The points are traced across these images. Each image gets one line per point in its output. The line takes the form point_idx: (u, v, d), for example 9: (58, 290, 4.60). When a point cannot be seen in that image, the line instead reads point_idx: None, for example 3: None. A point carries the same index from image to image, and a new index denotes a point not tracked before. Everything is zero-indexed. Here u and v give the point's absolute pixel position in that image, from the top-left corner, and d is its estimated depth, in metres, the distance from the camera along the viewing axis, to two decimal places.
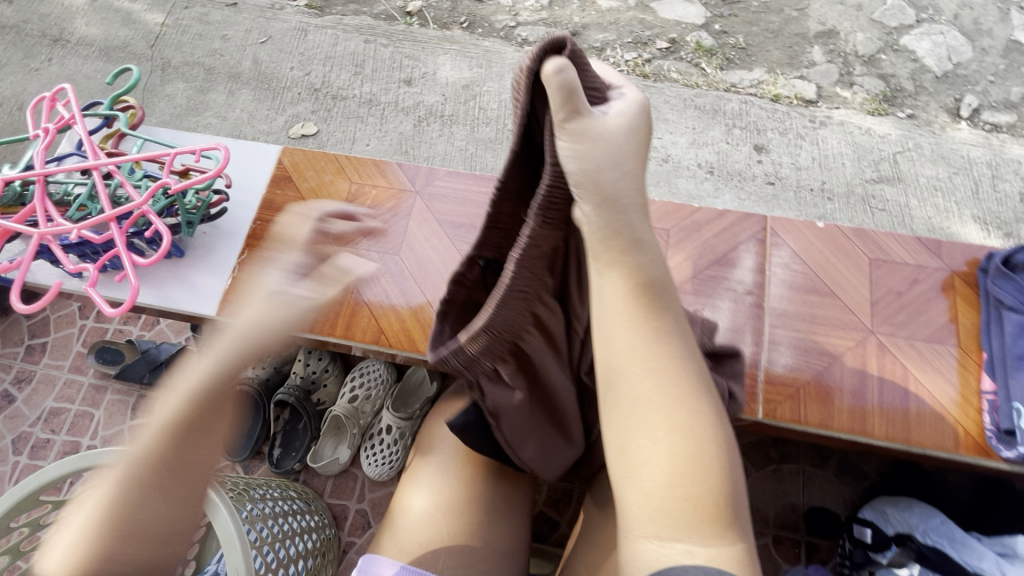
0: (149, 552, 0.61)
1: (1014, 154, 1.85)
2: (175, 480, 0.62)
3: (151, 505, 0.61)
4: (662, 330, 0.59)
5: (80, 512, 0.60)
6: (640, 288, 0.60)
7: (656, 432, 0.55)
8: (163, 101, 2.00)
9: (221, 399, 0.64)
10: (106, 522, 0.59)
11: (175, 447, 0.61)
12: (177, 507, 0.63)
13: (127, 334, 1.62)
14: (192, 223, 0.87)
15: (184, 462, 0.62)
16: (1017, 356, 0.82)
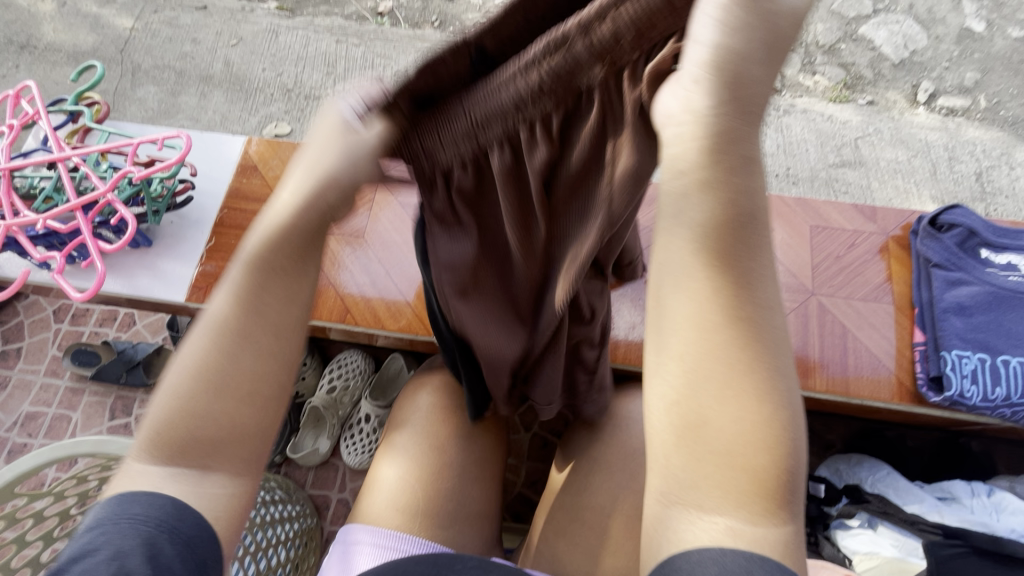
0: (246, 431, 0.48)
1: (969, 136, 1.93)
2: (262, 356, 0.48)
3: (247, 369, 0.48)
4: (743, 277, 0.42)
5: (173, 388, 0.48)
6: (729, 223, 0.42)
7: (727, 394, 0.42)
8: (134, 105, 2.01)
9: (294, 250, 0.49)
10: (202, 388, 0.47)
11: (255, 307, 0.48)
12: (264, 368, 0.48)
13: (104, 336, 1.62)
14: (158, 211, 0.91)
15: (268, 328, 0.48)
16: (943, 307, 0.88)
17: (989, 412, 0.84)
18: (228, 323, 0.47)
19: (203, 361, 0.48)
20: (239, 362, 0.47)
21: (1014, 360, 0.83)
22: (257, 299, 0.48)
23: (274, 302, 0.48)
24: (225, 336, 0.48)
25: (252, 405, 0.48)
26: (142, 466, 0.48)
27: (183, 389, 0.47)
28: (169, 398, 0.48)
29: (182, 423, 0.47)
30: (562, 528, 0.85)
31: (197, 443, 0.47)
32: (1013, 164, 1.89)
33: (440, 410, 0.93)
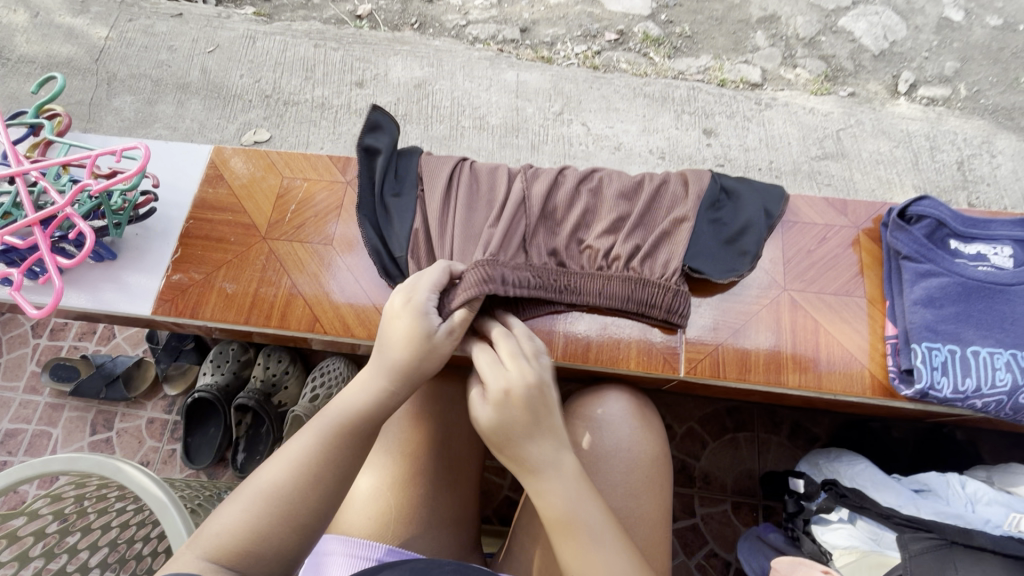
0: (287, 550, 0.64)
1: (949, 126, 1.93)
2: (333, 494, 0.68)
3: (318, 501, 0.67)
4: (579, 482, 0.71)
5: (252, 501, 0.65)
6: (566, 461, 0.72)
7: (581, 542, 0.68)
8: (111, 115, 1.99)
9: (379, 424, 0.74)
10: (278, 508, 0.65)
11: (342, 459, 0.69)
12: (322, 503, 0.67)
13: (83, 350, 1.59)
14: (121, 224, 0.91)
15: (342, 473, 0.69)
16: (913, 299, 0.88)
17: (961, 404, 0.83)
18: (313, 466, 0.68)
19: (278, 485, 0.66)
20: (317, 495, 0.67)
21: (983, 351, 0.83)
22: (342, 451, 0.70)
23: (357, 459, 0.71)
24: (308, 469, 0.67)
25: (305, 536, 0.65)
26: (195, 560, 0.60)
27: (263, 502, 0.65)
28: (246, 507, 0.64)
29: (247, 530, 0.63)
30: (534, 533, 0.83)
31: (252, 552, 0.62)
32: (994, 152, 1.90)
33: (415, 416, 0.92)
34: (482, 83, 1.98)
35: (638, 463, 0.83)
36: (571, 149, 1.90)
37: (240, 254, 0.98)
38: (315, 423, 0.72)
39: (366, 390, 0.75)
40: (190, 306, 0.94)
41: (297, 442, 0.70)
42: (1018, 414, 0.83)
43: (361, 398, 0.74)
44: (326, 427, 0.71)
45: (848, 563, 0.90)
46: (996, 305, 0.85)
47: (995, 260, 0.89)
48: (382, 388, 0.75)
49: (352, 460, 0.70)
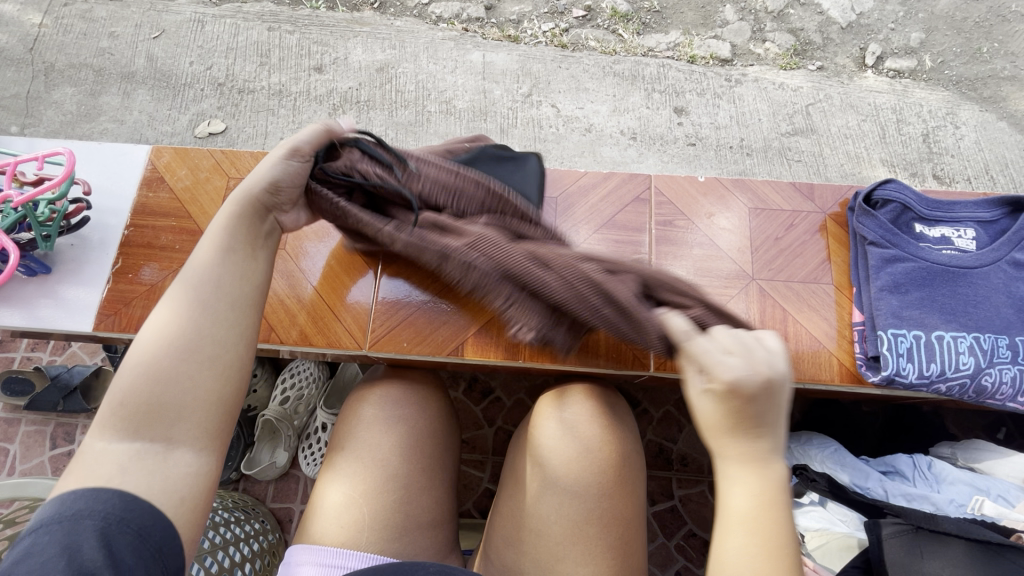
0: (206, 393, 0.66)
1: (916, 98, 1.94)
2: (207, 316, 0.69)
3: (195, 336, 0.67)
4: (757, 463, 0.61)
5: (125, 395, 0.63)
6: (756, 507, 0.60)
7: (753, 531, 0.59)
8: (50, 109, 1.86)
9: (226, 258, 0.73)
10: (172, 363, 0.65)
11: (207, 296, 0.70)
12: (213, 334, 0.68)
13: (36, 361, 1.51)
14: (49, 235, 0.87)
15: (226, 306, 0.71)
16: (879, 286, 0.88)
17: (927, 388, 0.85)
18: (193, 314, 0.68)
19: (145, 377, 0.64)
20: (208, 335, 0.68)
21: (947, 335, 0.84)
22: (202, 303, 0.70)
23: (220, 285, 0.71)
24: (172, 342, 0.66)
25: (222, 371, 0.67)
26: (111, 445, 0.61)
27: (141, 371, 0.64)
28: (119, 408, 0.63)
29: (143, 415, 0.62)
30: (510, 536, 0.81)
31: (170, 402, 0.64)
32: (958, 124, 1.91)
33: (381, 422, 0.88)
34: (447, 66, 1.91)
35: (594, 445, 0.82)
36: (542, 132, 1.85)
37: (186, 262, 0.94)
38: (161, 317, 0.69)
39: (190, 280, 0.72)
40: (136, 319, 0.90)
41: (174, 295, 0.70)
42: (981, 395, 0.85)
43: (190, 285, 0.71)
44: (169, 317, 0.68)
45: (820, 546, 0.93)
46: (959, 289, 0.87)
47: (958, 242, 0.90)
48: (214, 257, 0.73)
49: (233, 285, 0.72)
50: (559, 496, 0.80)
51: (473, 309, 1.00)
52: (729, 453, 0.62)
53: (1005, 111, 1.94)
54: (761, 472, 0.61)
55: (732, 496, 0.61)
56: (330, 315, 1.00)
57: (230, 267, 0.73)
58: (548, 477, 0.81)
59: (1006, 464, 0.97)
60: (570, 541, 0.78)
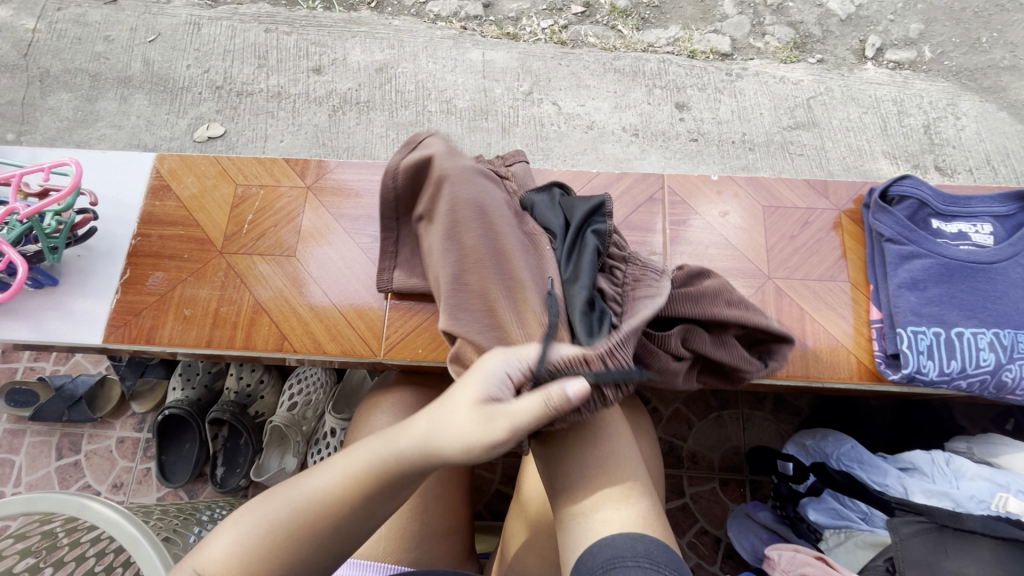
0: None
1: (917, 89, 1.93)
2: (329, 545, 0.60)
3: (303, 557, 0.60)
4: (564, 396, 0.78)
5: (220, 558, 0.60)
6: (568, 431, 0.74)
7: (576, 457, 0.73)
8: (47, 115, 1.84)
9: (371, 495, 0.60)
10: (268, 570, 0.59)
11: (337, 527, 0.60)
12: (327, 547, 0.61)
13: (40, 371, 1.50)
14: (57, 247, 0.86)
15: (347, 526, 0.61)
16: (897, 283, 0.88)
17: (947, 384, 0.84)
18: (323, 514, 0.60)
19: (249, 545, 0.60)
20: (318, 539, 0.60)
21: (967, 331, 0.84)
22: (321, 526, 0.60)
23: (347, 516, 0.60)
24: (281, 551, 0.59)
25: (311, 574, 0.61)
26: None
27: (241, 547, 0.59)
28: (208, 563, 0.60)
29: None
30: (530, 540, 0.83)
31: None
32: (958, 115, 1.91)
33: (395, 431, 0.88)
34: (446, 65, 1.89)
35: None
36: (543, 130, 1.84)
37: (196, 271, 0.93)
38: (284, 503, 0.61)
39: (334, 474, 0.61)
40: (146, 330, 0.90)
41: (318, 474, 0.62)
42: (1002, 391, 0.85)
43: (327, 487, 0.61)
44: (286, 509, 0.60)
45: (839, 543, 0.95)
46: (978, 284, 0.86)
47: (976, 238, 0.90)
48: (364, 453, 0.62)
49: (358, 504, 0.60)
50: None
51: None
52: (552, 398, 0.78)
53: (1004, 101, 1.93)
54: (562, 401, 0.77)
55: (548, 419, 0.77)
56: (344, 323, 0.93)
57: (375, 501, 0.61)
58: None
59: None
60: None
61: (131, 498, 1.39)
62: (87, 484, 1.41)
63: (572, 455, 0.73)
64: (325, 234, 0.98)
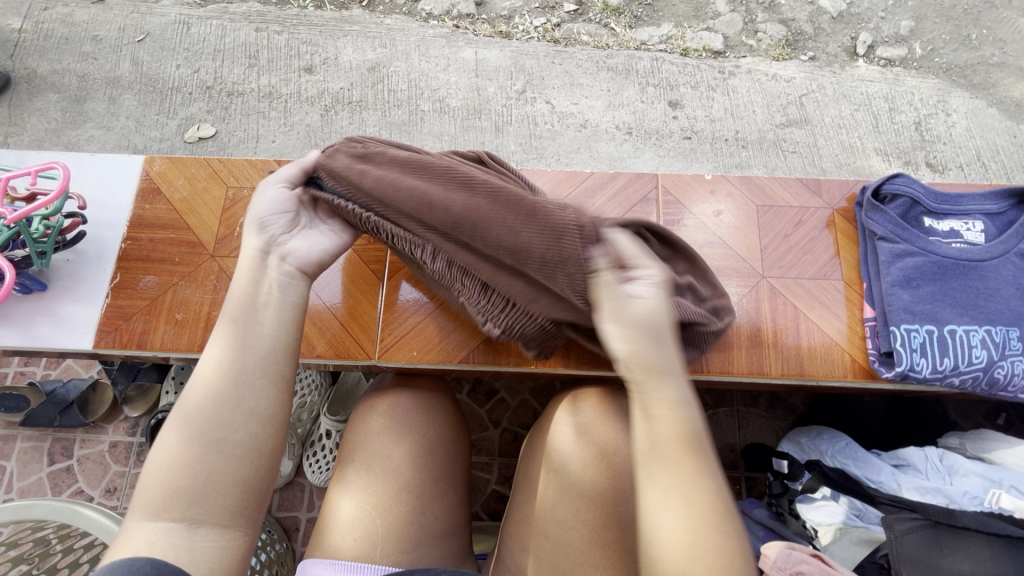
0: (229, 477, 0.63)
1: (908, 85, 1.94)
2: (229, 404, 0.65)
3: (214, 416, 0.65)
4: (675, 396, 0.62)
5: (155, 474, 0.62)
6: (681, 438, 0.61)
7: (682, 492, 0.60)
8: (34, 116, 1.81)
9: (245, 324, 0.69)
10: (192, 446, 0.63)
11: (231, 365, 0.68)
12: (234, 410, 0.65)
13: (30, 375, 1.48)
14: (45, 251, 0.85)
15: (244, 375, 0.67)
16: (890, 281, 0.88)
17: (940, 382, 0.85)
18: (224, 379, 0.67)
19: (174, 459, 0.63)
20: (234, 413, 0.65)
21: (960, 329, 0.84)
22: (221, 385, 0.66)
23: (242, 356, 0.68)
24: (200, 422, 0.64)
25: (237, 453, 0.64)
26: (143, 524, 0.60)
27: (167, 449, 0.63)
28: (146, 484, 0.62)
29: (171, 496, 0.61)
30: (524, 541, 0.81)
31: (185, 485, 0.62)
32: (949, 111, 1.92)
33: (388, 433, 0.87)
34: (439, 64, 1.88)
35: (598, 436, 0.82)
36: (537, 129, 1.83)
37: (187, 274, 0.92)
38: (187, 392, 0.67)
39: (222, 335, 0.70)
40: (137, 334, 0.89)
41: (211, 349, 0.69)
42: (994, 388, 0.85)
43: (222, 346, 0.69)
44: (192, 393, 0.67)
45: (833, 540, 0.96)
46: (971, 282, 0.87)
47: (968, 236, 0.90)
48: (234, 327, 0.70)
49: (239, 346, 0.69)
50: (575, 500, 0.79)
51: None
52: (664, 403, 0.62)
53: (994, 97, 1.95)
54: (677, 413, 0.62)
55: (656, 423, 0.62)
56: (338, 326, 0.99)
57: (251, 336, 0.69)
58: (564, 480, 0.81)
59: (1014, 453, 0.98)
60: (589, 546, 0.77)
61: (124, 502, 1.38)
62: (80, 489, 1.39)
63: (681, 490, 0.60)
64: None
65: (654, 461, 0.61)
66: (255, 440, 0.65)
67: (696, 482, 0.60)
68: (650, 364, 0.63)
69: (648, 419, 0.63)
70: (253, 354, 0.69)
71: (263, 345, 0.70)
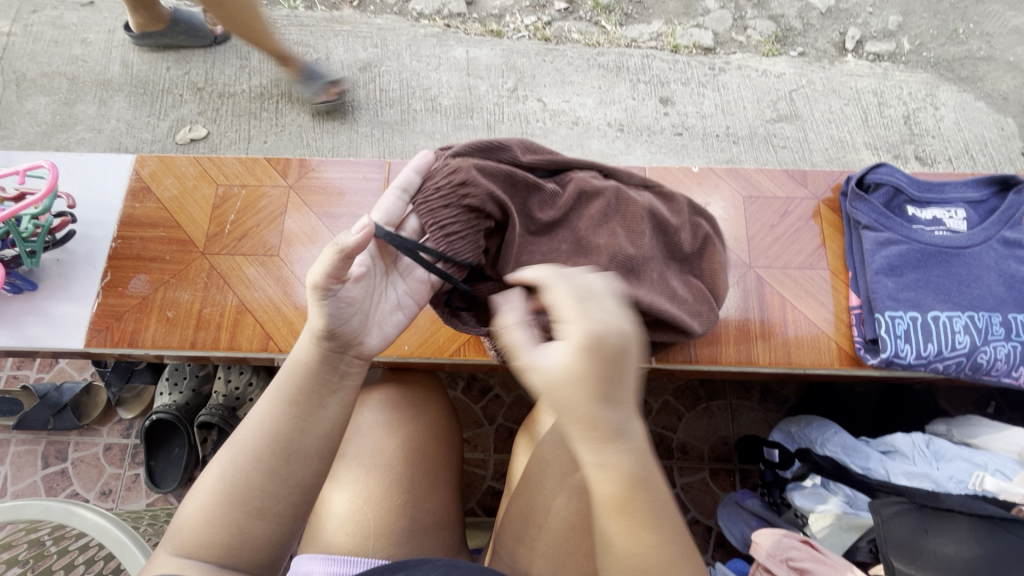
0: (266, 537, 0.61)
1: (897, 80, 1.96)
2: (280, 475, 0.62)
3: (259, 484, 0.61)
4: (614, 444, 0.56)
5: (192, 519, 0.60)
6: (624, 493, 0.55)
7: (631, 543, 0.55)
8: (24, 119, 1.80)
9: (301, 394, 0.64)
10: (232, 508, 0.60)
11: (278, 433, 0.62)
12: (283, 481, 0.62)
13: (23, 379, 1.47)
14: (35, 251, 0.86)
15: (298, 447, 0.63)
16: (874, 269, 0.89)
17: (925, 368, 0.86)
18: (273, 439, 0.62)
19: (213, 505, 0.60)
20: (280, 478, 0.62)
21: (943, 315, 0.86)
22: (270, 449, 0.62)
23: (292, 423, 0.63)
24: (240, 482, 0.61)
25: (279, 516, 0.61)
26: (171, 557, 0.59)
27: (206, 500, 0.60)
28: (183, 526, 0.60)
29: (206, 546, 0.59)
30: (517, 533, 0.81)
31: (223, 538, 0.59)
32: (938, 105, 1.94)
33: (382, 427, 0.88)
34: (430, 63, 1.89)
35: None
36: (529, 127, 1.84)
37: (178, 273, 0.92)
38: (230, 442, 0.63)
39: (268, 394, 0.65)
40: (128, 333, 0.89)
41: (262, 406, 0.64)
42: (977, 373, 0.87)
43: (265, 407, 0.64)
44: (234, 447, 0.63)
45: (824, 527, 0.96)
46: (953, 269, 0.88)
47: (950, 224, 0.91)
48: (287, 387, 0.65)
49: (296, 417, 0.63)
50: (569, 490, 0.80)
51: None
52: (597, 449, 0.56)
53: (982, 91, 1.96)
54: (621, 460, 0.56)
55: (595, 473, 0.56)
56: None
57: (304, 403, 0.64)
58: (559, 473, 0.81)
59: (999, 439, 1.00)
60: (581, 536, 0.78)
61: (120, 504, 1.38)
62: (75, 492, 1.39)
63: (629, 545, 0.55)
64: (315, 237, 0.97)
65: (606, 509, 0.56)
66: (297, 505, 0.63)
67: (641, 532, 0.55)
68: (594, 419, 0.55)
69: (588, 462, 0.56)
70: (305, 424, 0.64)
71: (324, 421, 0.65)
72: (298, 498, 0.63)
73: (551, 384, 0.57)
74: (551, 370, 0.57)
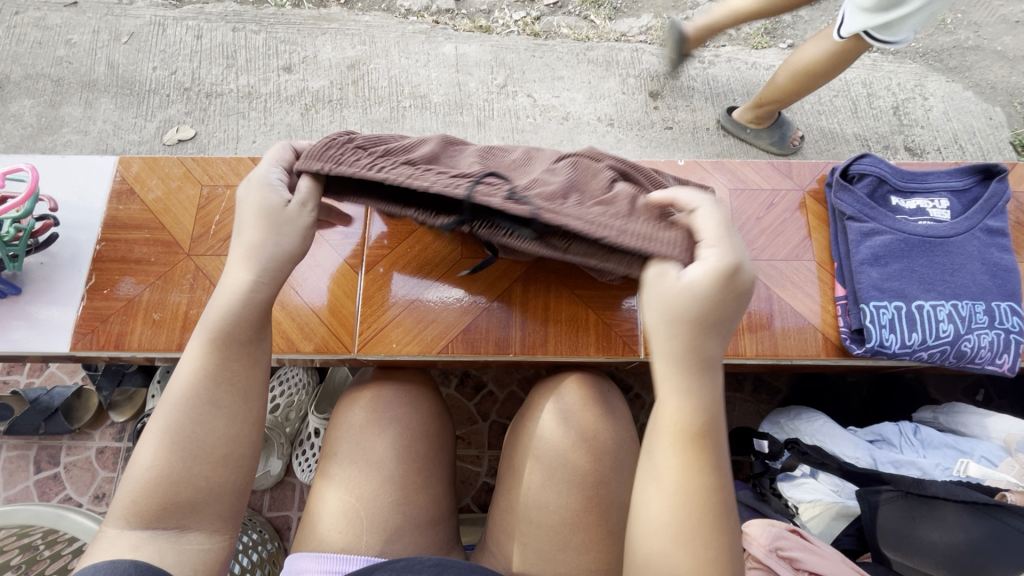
0: (219, 484, 0.64)
1: (886, 71, 1.96)
2: (228, 417, 0.66)
3: (210, 434, 0.65)
4: (701, 369, 0.66)
5: (137, 487, 0.62)
6: (690, 425, 0.65)
7: (684, 473, 0.64)
8: (9, 122, 1.78)
9: (230, 339, 0.69)
10: (184, 464, 0.63)
11: (216, 379, 0.67)
12: (229, 425, 0.66)
13: (14, 384, 1.47)
14: (17, 255, 0.86)
15: (241, 387, 0.68)
16: (859, 259, 0.90)
17: (909, 357, 0.87)
18: (212, 384, 0.67)
19: (160, 468, 0.63)
20: (222, 424, 0.66)
21: (927, 304, 0.86)
22: (209, 395, 0.66)
23: (233, 373, 0.68)
24: (187, 436, 0.64)
25: (233, 461, 0.65)
26: (122, 532, 0.61)
27: (152, 466, 0.63)
28: (130, 495, 0.62)
29: (161, 509, 0.62)
30: (507, 527, 0.82)
31: (180, 498, 0.62)
32: (926, 95, 1.94)
33: (365, 425, 0.87)
34: (419, 60, 1.87)
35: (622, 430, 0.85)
36: (519, 123, 1.83)
37: (163, 274, 0.92)
38: (162, 403, 0.66)
39: (197, 350, 0.68)
40: (115, 336, 0.88)
41: (188, 358, 0.68)
42: (961, 362, 0.87)
43: (195, 362, 0.67)
44: (168, 407, 0.66)
45: (814, 516, 0.99)
46: (937, 258, 0.89)
47: (934, 213, 0.92)
48: (211, 333, 0.69)
49: (227, 358, 0.68)
50: (559, 483, 0.80)
51: (460, 304, 1.00)
52: (678, 379, 0.66)
53: (970, 80, 1.97)
54: (693, 398, 0.66)
55: (669, 400, 0.66)
56: (319, 323, 0.99)
57: (239, 351, 0.70)
58: (547, 465, 0.81)
59: (984, 425, 1.01)
60: (571, 529, 0.79)
61: None
62: (68, 496, 1.38)
63: (689, 471, 0.64)
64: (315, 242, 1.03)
65: (679, 432, 0.65)
66: (250, 450, 0.67)
67: (693, 467, 0.64)
68: (696, 350, 0.66)
69: (669, 385, 0.66)
70: (246, 366, 0.69)
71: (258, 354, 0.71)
72: (243, 440, 0.67)
73: (654, 308, 0.68)
74: (679, 296, 0.67)
